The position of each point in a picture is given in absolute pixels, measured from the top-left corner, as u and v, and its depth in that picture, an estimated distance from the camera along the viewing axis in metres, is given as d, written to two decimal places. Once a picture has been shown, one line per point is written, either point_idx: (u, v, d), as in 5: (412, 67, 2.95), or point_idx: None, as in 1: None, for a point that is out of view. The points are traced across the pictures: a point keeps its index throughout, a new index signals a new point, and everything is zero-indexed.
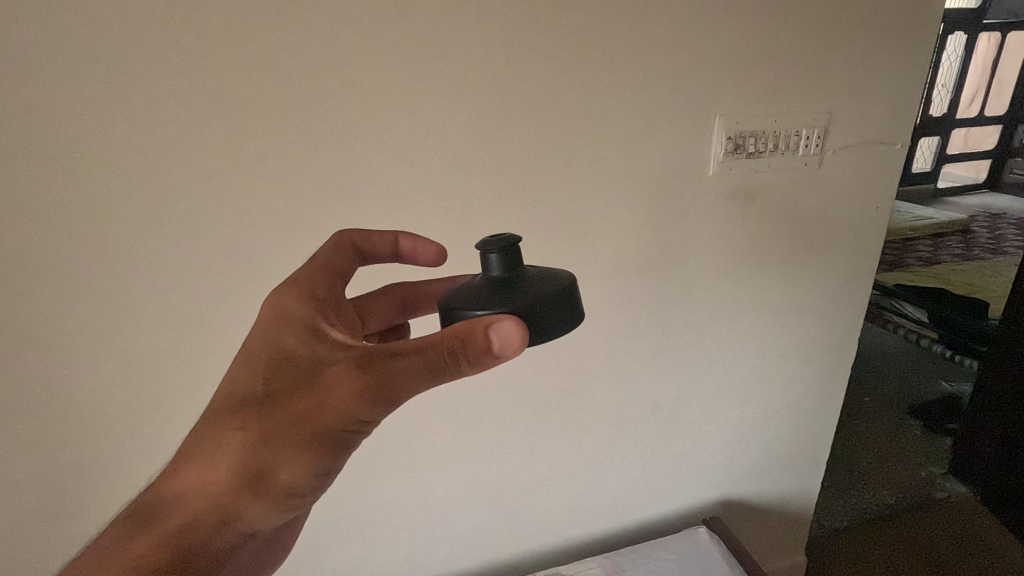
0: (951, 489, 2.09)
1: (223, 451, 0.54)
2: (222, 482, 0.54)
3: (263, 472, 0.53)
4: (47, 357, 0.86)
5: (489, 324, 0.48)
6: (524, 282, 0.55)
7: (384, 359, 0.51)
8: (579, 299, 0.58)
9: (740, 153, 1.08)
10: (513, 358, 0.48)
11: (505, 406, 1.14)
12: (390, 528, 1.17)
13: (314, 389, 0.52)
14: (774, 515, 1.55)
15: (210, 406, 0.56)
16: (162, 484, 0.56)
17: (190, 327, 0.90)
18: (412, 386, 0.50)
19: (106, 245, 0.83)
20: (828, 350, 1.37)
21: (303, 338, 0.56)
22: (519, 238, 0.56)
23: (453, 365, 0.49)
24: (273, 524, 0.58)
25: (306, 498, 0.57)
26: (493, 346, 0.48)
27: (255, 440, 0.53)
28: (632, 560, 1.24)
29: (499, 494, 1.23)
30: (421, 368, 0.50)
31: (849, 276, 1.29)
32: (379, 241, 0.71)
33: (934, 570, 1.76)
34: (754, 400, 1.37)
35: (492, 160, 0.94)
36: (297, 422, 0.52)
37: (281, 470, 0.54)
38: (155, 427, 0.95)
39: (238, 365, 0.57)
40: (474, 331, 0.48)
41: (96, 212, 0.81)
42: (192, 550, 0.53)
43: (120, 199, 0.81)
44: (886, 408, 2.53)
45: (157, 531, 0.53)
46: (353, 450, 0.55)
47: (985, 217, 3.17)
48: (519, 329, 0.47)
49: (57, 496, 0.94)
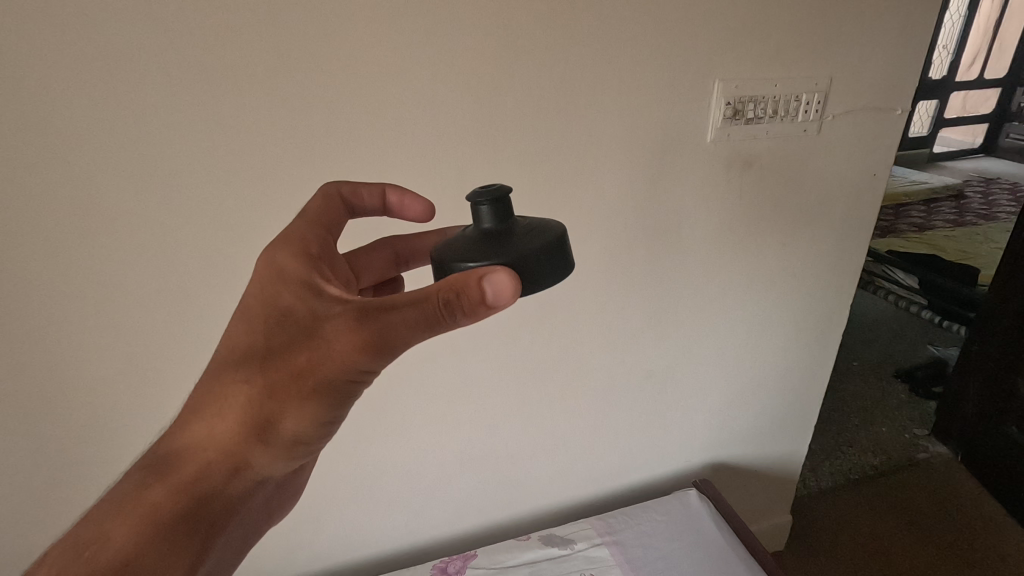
0: (934, 450, 2.15)
1: (229, 403, 0.56)
2: (232, 434, 0.56)
3: (269, 422, 0.55)
4: (48, 328, 0.87)
5: (482, 275, 0.49)
6: (514, 233, 0.56)
7: (379, 313, 0.51)
8: (568, 248, 0.59)
9: (739, 119, 1.07)
10: (507, 305, 0.49)
11: (502, 374, 1.16)
12: (390, 492, 1.21)
13: (313, 343, 0.53)
14: (763, 478, 1.59)
15: (215, 361, 0.58)
16: (174, 435, 0.58)
17: (186, 299, 0.91)
18: (409, 338, 0.51)
19: (97, 218, 0.82)
20: (820, 318, 1.39)
21: (301, 295, 0.56)
22: (508, 189, 0.56)
23: (448, 317, 0.50)
24: (283, 470, 0.60)
25: (314, 444, 0.59)
26: (487, 296, 0.49)
27: (260, 393, 0.54)
28: (623, 521, 1.28)
29: (495, 459, 1.26)
30: (417, 320, 0.50)
31: (844, 244, 1.30)
32: (367, 194, 0.72)
33: (913, 529, 1.83)
34: (746, 367, 1.39)
35: (489, 128, 0.93)
36: (299, 377, 0.53)
37: (286, 420, 0.55)
38: (158, 397, 0.97)
39: (238, 321, 0.58)
40: (467, 284, 0.49)
41: (90, 183, 0.80)
42: (209, 495, 0.56)
43: (113, 170, 0.80)
44: (874, 373, 2.58)
45: (172, 479, 0.55)
46: (356, 399, 0.57)
47: (978, 183, 3.17)
48: (512, 280, 0.49)
49: (65, 463, 0.97)
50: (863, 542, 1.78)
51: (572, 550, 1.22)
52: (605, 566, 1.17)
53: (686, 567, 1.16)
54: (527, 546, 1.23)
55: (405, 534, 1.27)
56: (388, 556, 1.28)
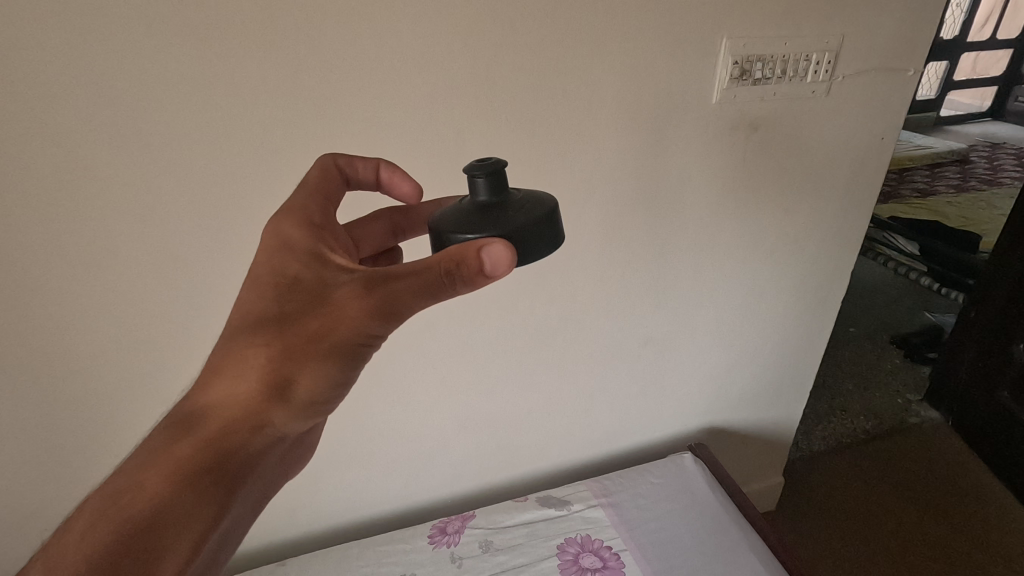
0: (925, 415, 2.18)
1: (247, 366, 0.55)
2: (251, 393, 0.55)
3: (286, 383, 0.55)
4: (37, 296, 0.85)
5: (480, 246, 0.49)
6: (509, 206, 0.54)
7: (388, 279, 0.52)
8: (561, 223, 0.58)
9: (745, 79, 1.03)
10: (504, 276, 0.49)
11: (499, 340, 1.16)
12: (389, 456, 1.22)
13: (328, 307, 0.53)
14: (757, 442, 1.62)
15: (228, 327, 0.57)
16: (190, 400, 0.56)
17: (178, 266, 0.89)
18: (417, 303, 0.52)
19: (81, 183, 0.79)
20: (820, 286, 1.38)
21: (312, 263, 0.56)
22: (505, 162, 0.55)
23: (450, 285, 0.50)
24: (299, 431, 0.60)
25: (328, 406, 0.59)
26: (485, 267, 0.49)
27: (277, 354, 0.54)
28: (620, 483, 1.30)
29: (493, 423, 1.27)
30: (422, 287, 0.51)
31: (847, 211, 1.28)
32: (361, 168, 0.69)
33: (902, 491, 1.87)
34: (744, 334, 1.39)
35: (487, 88, 0.90)
36: (313, 339, 0.54)
37: (302, 382, 0.55)
38: (153, 364, 0.96)
39: (249, 287, 0.58)
40: (465, 255, 0.49)
41: (73, 144, 0.77)
42: (233, 454, 0.54)
43: (97, 131, 0.77)
44: (869, 339, 2.59)
45: (194, 440, 0.54)
46: (368, 362, 0.57)
47: (984, 147, 3.12)
48: (508, 250, 0.48)
49: (64, 430, 0.97)
50: (852, 504, 1.82)
51: (569, 511, 1.24)
52: (601, 527, 1.20)
53: (679, 526, 1.19)
54: (524, 507, 1.26)
55: (405, 497, 1.29)
56: (387, 517, 1.30)
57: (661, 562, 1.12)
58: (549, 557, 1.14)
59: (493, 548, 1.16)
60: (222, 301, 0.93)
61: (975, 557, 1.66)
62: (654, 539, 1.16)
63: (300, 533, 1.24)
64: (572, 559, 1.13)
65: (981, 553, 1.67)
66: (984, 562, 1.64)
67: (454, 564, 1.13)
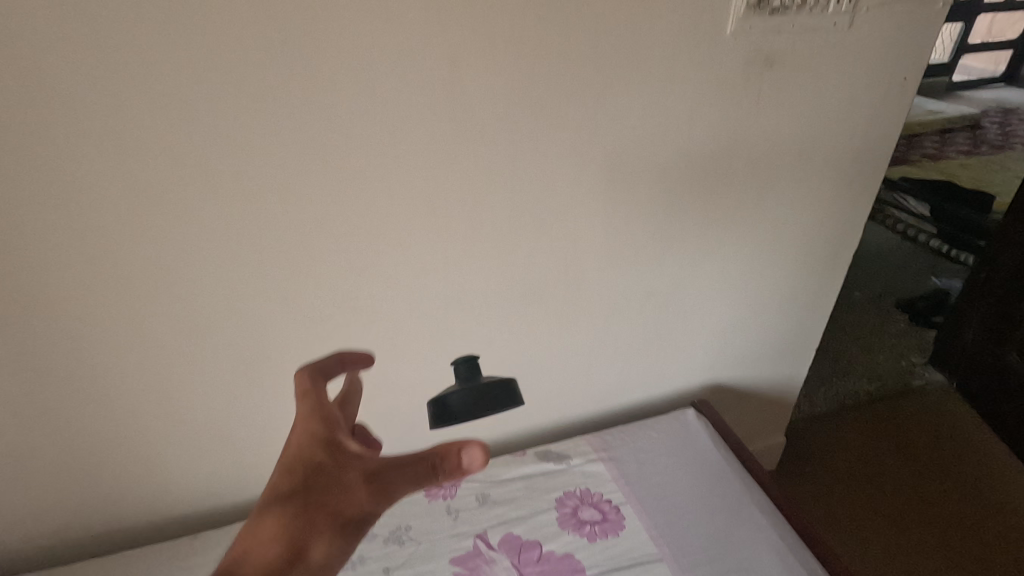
0: (929, 378, 2.16)
1: (261, 529, 0.53)
2: (263, 561, 0.51)
3: (297, 554, 0.52)
4: (17, 224, 0.83)
5: (460, 446, 0.51)
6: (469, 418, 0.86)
7: (380, 471, 0.53)
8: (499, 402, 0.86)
9: (763, 8, 0.96)
10: (481, 471, 0.51)
11: (496, 288, 1.12)
12: (384, 407, 1.20)
13: (334, 492, 0.54)
14: (761, 401, 1.59)
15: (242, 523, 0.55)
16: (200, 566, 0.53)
17: (160, 193, 0.86)
18: (411, 490, 0.53)
19: (56, 99, 0.77)
20: (832, 238, 1.34)
21: (316, 445, 0.56)
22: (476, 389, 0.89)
23: (434, 479, 0.52)
24: None
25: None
26: (462, 463, 0.51)
27: (289, 517, 0.53)
28: (620, 437, 1.27)
29: (491, 376, 1.24)
30: (412, 478, 0.52)
31: (863, 159, 1.22)
32: (324, 362, 0.63)
33: (906, 454, 1.84)
34: (751, 288, 1.35)
35: (481, 12, 0.85)
36: (329, 518, 0.53)
37: (315, 548, 0.52)
38: (137, 300, 0.93)
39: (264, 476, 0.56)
40: (446, 452, 0.51)
41: (46, 65, 0.74)
42: None
43: (71, 52, 0.74)
44: (874, 302, 2.55)
45: None
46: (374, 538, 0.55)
47: (998, 111, 3.03)
48: (485, 451, 0.50)
49: (47, 372, 0.95)
50: (855, 466, 1.80)
51: (568, 465, 1.21)
52: (601, 481, 1.17)
53: (681, 481, 1.16)
54: (521, 460, 1.22)
55: (401, 449, 1.27)
56: (383, 470, 1.28)
57: (663, 516, 1.10)
58: (547, 510, 1.12)
59: (489, 500, 1.14)
60: (208, 238, 0.91)
61: (976, 518, 1.66)
62: (654, 494, 1.14)
63: None
64: (570, 512, 1.11)
65: (981, 514, 1.67)
66: (984, 523, 1.64)
67: (450, 517, 1.11)
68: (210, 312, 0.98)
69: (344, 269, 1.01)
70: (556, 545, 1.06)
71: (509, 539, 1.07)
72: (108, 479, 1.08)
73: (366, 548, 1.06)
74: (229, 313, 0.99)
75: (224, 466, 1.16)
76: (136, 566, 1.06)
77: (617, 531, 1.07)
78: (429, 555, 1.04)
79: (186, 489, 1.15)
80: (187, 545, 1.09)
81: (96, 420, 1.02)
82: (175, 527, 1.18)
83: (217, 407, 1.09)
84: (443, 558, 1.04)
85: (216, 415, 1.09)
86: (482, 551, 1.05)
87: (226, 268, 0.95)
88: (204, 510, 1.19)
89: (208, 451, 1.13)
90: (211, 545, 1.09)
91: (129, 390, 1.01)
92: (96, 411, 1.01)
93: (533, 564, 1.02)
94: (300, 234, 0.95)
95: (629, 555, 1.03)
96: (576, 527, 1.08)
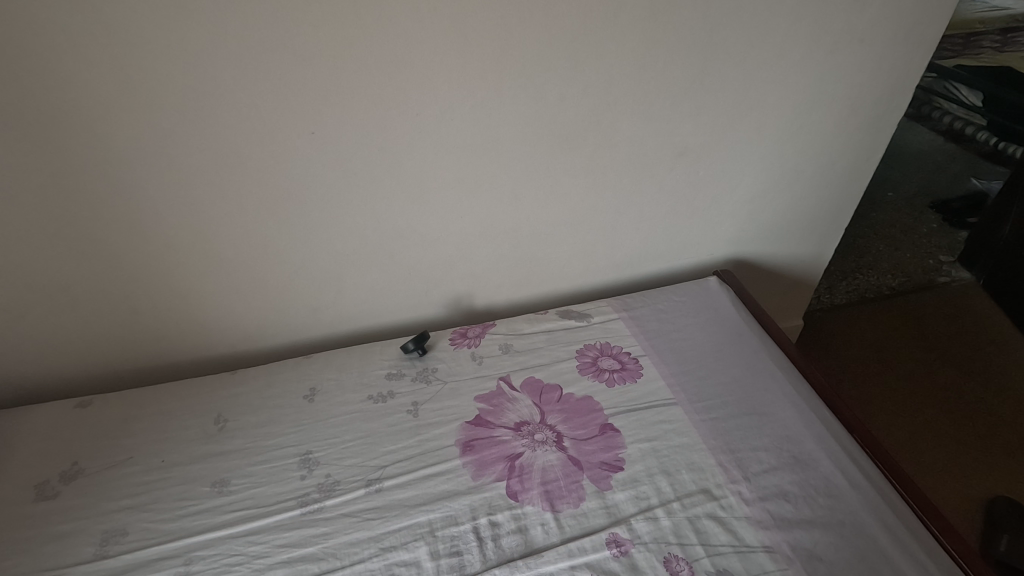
0: (957, 274, 2.11)
1: None
2: None
3: None
4: (59, 39, 0.82)
5: None
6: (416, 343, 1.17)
7: None
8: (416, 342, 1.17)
9: None
10: None
11: (524, 136, 1.11)
12: (412, 260, 1.21)
13: None
14: (782, 278, 1.59)
15: None
16: None
17: (194, 15, 0.84)
18: None
19: None
20: (878, 102, 1.28)
21: None
22: (421, 334, 1.18)
23: None
24: None
25: None
26: None
27: None
28: (640, 300, 1.31)
29: (516, 233, 1.24)
30: None
31: (924, 13, 1.15)
32: None
33: (923, 341, 1.85)
34: (784, 153, 1.31)
35: None
36: None
37: None
38: (173, 129, 0.93)
39: None
40: None
41: None
42: None
43: None
44: (908, 201, 2.47)
45: None
46: None
47: None
48: None
49: (84, 201, 0.96)
50: (871, 351, 1.82)
51: (589, 323, 1.26)
52: (621, 335, 1.22)
53: (699, 338, 1.20)
54: (544, 318, 1.27)
55: (425, 305, 1.30)
56: (407, 323, 1.32)
57: (679, 366, 1.14)
58: (566, 358, 1.17)
59: (512, 350, 1.19)
60: (243, 69, 0.90)
61: (989, 398, 1.67)
62: (672, 348, 1.18)
63: (324, 331, 1.27)
64: (590, 360, 1.16)
65: (993, 396, 1.68)
66: (991, 403, 1.65)
67: (474, 362, 1.17)
68: (237, 143, 0.97)
69: (373, 103, 0.99)
70: (575, 388, 1.10)
71: (531, 382, 1.12)
72: (148, 311, 1.12)
73: (394, 384, 1.12)
74: (259, 146, 0.99)
75: (259, 309, 1.19)
76: (181, 394, 1.11)
77: (635, 377, 1.12)
78: (454, 393, 1.10)
79: (223, 328, 1.19)
80: (227, 378, 1.14)
81: (130, 251, 1.04)
82: (214, 366, 1.23)
83: (248, 245, 1.09)
84: (468, 395, 1.09)
85: (248, 257, 1.11)
86: (505, 392, 1.10)
87: (254, 99, 0.94)
88: (240, 350, 1.23)
89: (241, 291, 1.15)
90: (250, 379, 1.14)
91: (160, 220, 1.02)
92: (137, 247, 1.03)
93: (553, 403, 1.07)
94: (336, 69, 0.94)
95: (646, 396, 1.08)
96: (595, 374, 1.13)
